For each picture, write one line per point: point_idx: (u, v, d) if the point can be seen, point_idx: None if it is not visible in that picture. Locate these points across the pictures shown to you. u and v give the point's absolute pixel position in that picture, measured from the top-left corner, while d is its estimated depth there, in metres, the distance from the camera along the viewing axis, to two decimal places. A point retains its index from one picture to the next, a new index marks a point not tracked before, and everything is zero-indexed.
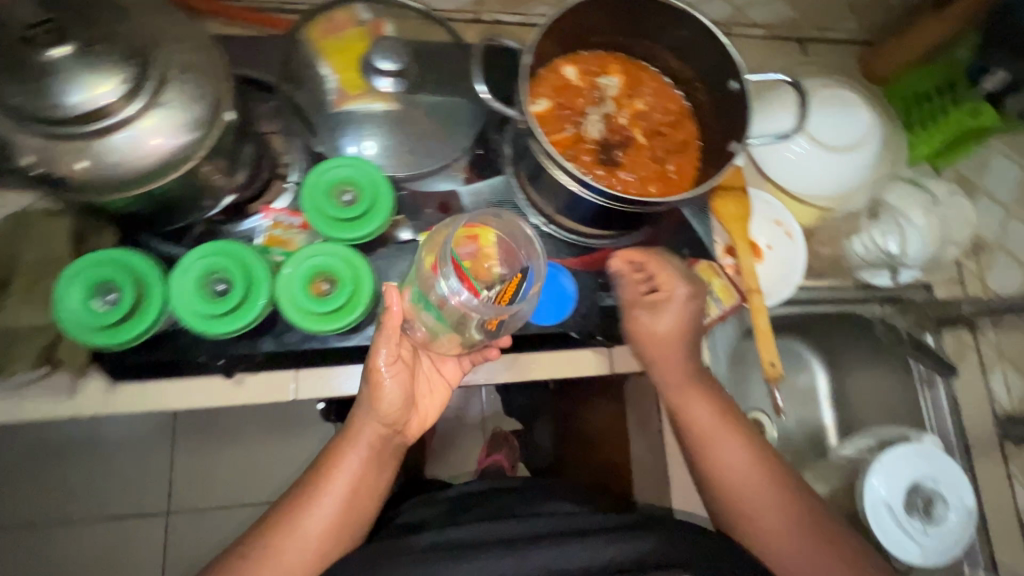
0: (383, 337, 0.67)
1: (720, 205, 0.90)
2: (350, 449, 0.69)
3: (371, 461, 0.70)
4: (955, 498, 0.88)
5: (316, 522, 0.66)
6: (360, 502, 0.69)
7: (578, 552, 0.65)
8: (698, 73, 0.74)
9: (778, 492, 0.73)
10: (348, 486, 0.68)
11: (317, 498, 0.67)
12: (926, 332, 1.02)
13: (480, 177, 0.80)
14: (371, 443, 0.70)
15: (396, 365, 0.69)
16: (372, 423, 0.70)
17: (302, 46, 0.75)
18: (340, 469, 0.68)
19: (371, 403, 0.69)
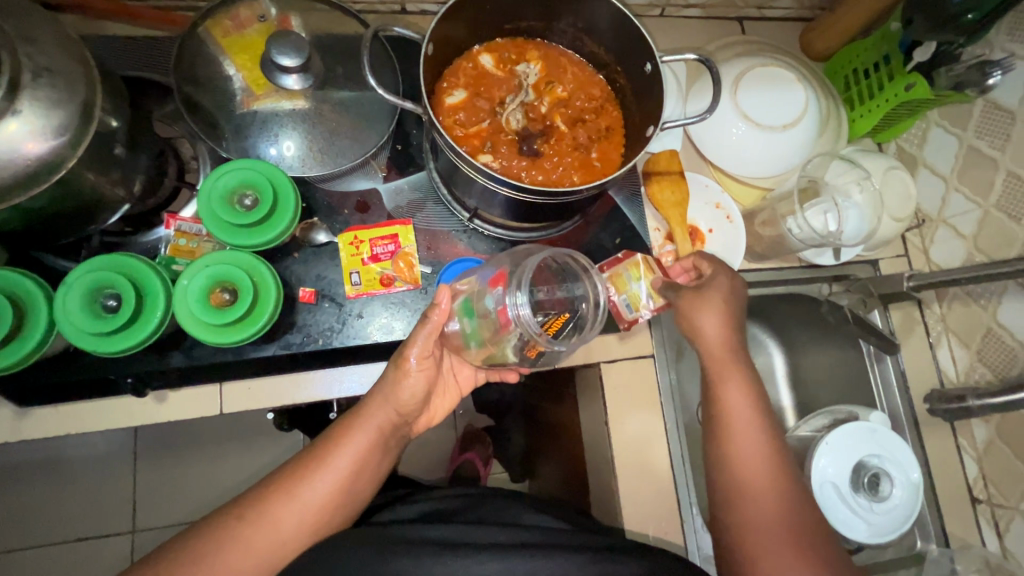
0: (423, 334, 0.67)
1: (656, 191, 0.89)
2: (362, 430, 0.67)
3: (379, 446, 0.68)
4: (902, 474, 0.88)
5: (312, 499, 0.63)
6: (359, 486, 0.67)
7: (528, 563, 0.60)
8: (615, 57, 0.72)
9: (715, 479, 0.72)
10: (350, 466, 0.66)
11: (317, 472, 0.65)
12: (872, 310, 1.02)
13: (401, 173, 0.77)
14: (384, 428, 0.69)
15: (426, 363, 0.69)
16: (387, 409, 0.69)
17: (202, 45, 0.72)
18: (347, 446, 0.66)
19: (394, 391, 0.69)
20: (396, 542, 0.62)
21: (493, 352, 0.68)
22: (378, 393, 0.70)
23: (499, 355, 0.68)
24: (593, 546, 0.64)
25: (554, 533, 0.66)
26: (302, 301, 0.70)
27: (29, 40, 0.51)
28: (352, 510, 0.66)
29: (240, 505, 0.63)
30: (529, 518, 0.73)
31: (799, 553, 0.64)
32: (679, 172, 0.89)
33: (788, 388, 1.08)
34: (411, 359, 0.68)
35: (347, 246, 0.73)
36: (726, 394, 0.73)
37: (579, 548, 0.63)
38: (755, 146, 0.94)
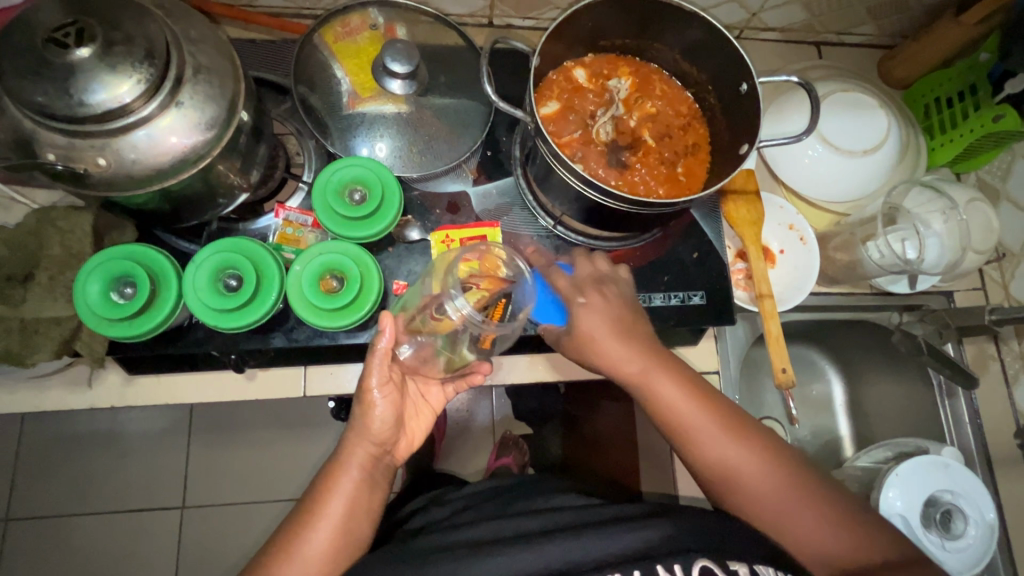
0: (375, 365, 0.66)
1: (732, 210, 0.90)
2: (340, 471, 0.66)
3: (364, 483, 0.66)
4: (976, 513, 0.85)
5: (319, 544, 0.61)
6: (358, 525, 0.65)
7: (558, 547, 0.62)
8: (708, 76, 0.75)
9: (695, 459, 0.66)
10: (346, 508, 0.64)
11: (315, 520, 0.62)
12: (947, 343, 0.98)
13: (489, 178, 0.81)
14: (362, 464, 0.67)
15: (388, 389, 0.68)
16: (363, 444, 0.68)
17: (317, 50, 0.78)
18: (333, 489, 0.65)
19: (361, 421, 0.68)
20: (427, 551, 0.65)
21: (451, 354, 0.71)
22: (352, 430, 0.69)
23: (458, 358, 0.72)
24: (669, 529, 0.61)
25: (591, 514, 0.68)
26: (394, 293, 0.74)
27: (192, 40, 0.56)
28: (356, 551, 0.64)
29: (308, 503, 0.65)
30: (568, 498, 0.76)
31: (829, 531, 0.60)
32: (754, 191, 0.91)
33: (846, 417, 1.11)
34: (373, 388, 0.67)
35: (439, 244, 0.76)
36: (656, 396, 0.68)
37: (644, 525, 0.62)
38: (831, 169, 0.94)
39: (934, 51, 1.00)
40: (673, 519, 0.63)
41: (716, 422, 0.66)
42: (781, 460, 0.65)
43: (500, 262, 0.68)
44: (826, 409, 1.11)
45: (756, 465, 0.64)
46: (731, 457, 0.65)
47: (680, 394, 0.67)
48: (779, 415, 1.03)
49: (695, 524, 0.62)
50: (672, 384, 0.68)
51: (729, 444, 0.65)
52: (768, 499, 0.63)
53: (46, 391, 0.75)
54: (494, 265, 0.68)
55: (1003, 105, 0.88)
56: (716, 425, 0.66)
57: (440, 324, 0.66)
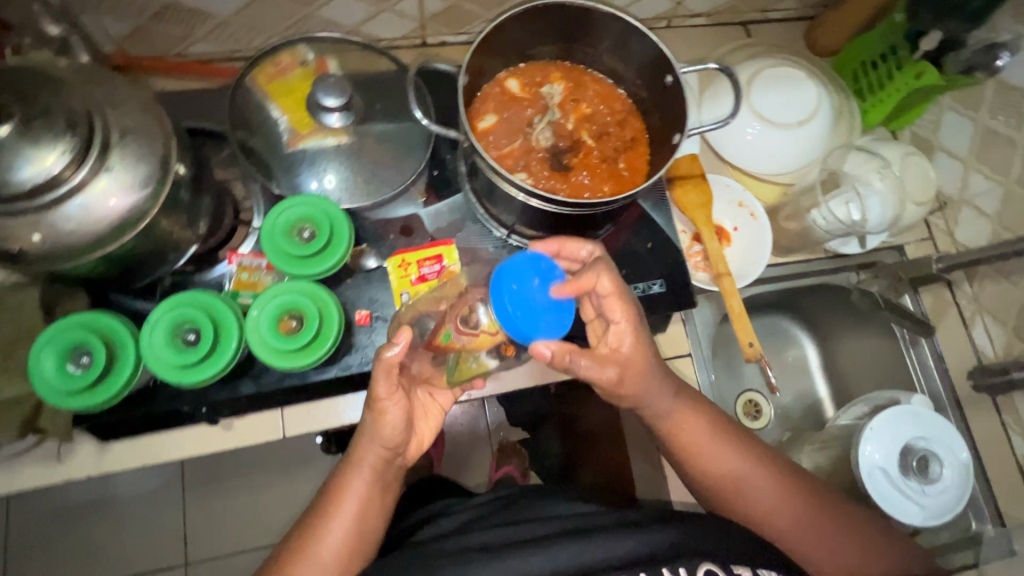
0: (381, 377, 0.63)
1: (681, 195, 0.93)
2: (353, 473, 0.67)
3: (375, 485, 0.67)
4: (949, 455, 0.89)
5: (334, 541, 0.65)
6: (369, 524, 0.67)
7: (564, 550, 0.63)
8: (635, 71, 0.77)
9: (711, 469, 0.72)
10: (358, 509, 0.66)
11: (330, 520, 0.65)
12: (903, 295, 1.04)
13: (439, 197, 0.82)
14: (374, 467, 0.67)
15: (396, 397, 0.65)
16: (374, 448, 0.67)
17: (251, 92, 0.78)
18: (348, 491, 0.66)
19: (371, 429, 0.66)
20: (439, 556, 0.66)
21: (467, 364, 0.71)
22: (363, 432, 0.67)
23: (475, 366, 0.72)
24: (675, 535, 0.64)
25: (596, 517, 0.69)
26: (358, 323, 0.74)
27: (114, 104, 0.57)
28: (368, 550, 0.67)
29: (315, 517, 0.67)
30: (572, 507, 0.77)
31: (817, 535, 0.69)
32: (700, 174, 0.94)
33: (824, 378, 1.13)
34: (381, 397, 0.65)
35: (397, 268, 0.77)
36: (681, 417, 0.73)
37: (650, 531, 0.64)
38: (771, 144, 0.97)
39: (853, 18, 1.04)
40: (674, 525, 0.65)
41: (723, 439, 0.73)
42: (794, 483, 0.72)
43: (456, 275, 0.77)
44: (803, 373, 1.14)
45: (757, 475, 0.71)
46: (751, 480, 0.71)
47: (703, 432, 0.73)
48: (760, 386, 1.09)
49: (696, 531, 0.64)
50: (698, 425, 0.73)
51: (733, 459, 0.72)
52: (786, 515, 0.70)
53: (18, 471, 0.73)
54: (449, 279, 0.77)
55: (925, 61, 0.94)
56: (720, 440, 0.72)
57: (478, 336, 0.68)
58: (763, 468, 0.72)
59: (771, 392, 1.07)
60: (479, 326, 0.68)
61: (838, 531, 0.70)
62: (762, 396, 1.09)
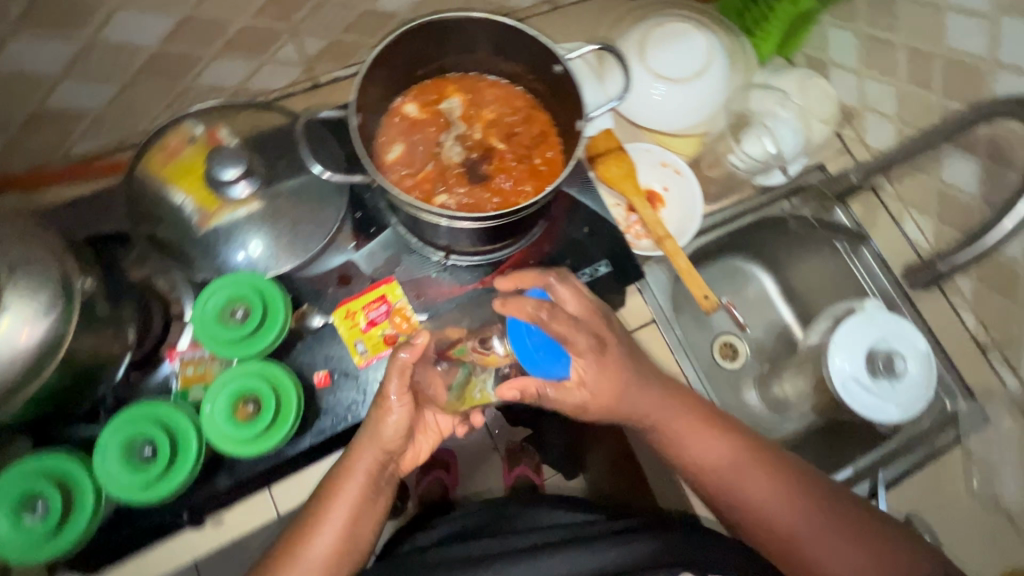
0: (395, 376, 0.64)
1: (605, 171, 0.94)
2: (347, 476, 0.65)
3: (370, 488, 0.65)
4: (909, 348, 0.93)
5: (321, 553, 0.62)
6: (362, 529, 0.65)
7: (545, 562, 0.67)
8: (525, 67, 0.77)
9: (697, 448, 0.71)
10: (351, 512, 0.65)
11: (320, 524, 0.63)
12: (834, 209, 1.08)
13: (368, 238, 0.80)
14: (370, 469, 0.65)
15: (406, 399, 0.65)
16: (371, 450, 0.66)
17: (148, 183, 0.75)
18: (340, 494, 0.65)
19: (372, 428, 0.65)
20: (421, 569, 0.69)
21: (474, 391, 0.77)
22: (363, 433, 0.67)
23: (479, 396, 0.77)
24: (658, 542, 0.67)
25: (582, 530, 0.72)
26: (319, 385, 0.73)
27: None
28: (357, 558, 0.65)
29: (297, 530, 0.65)
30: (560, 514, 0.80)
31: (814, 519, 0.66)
32: (618, 147, 0.95)
33: (785, 304, 1.18)
34: (390, 397, 0.64)
35: (344, 321, 0.76)
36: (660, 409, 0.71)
37: (635, 539, 0.68)
38: (679, 100, 0.98)
39: None
40: (663, 534, 0.69)
41: (707, 424, 0.72)
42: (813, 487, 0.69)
43: (408, 312, 0.78)
44: (765, 304, 1.18)
45: (743, 458, 0.70)
46: (743, 475, 0.69)
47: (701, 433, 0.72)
48: (731, 328, 1.16)
49: (678, 538, 0.68)
50: (699, 431, 0.72)
51: (718, 444, 0.71)
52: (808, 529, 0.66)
53: None
54: (401, 317, 0.77)
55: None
56: (702, 424, 0.72)
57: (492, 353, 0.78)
58: (748, 452, 0.70)
59: (742, 331, 1.14)
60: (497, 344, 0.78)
61: (841, 525, 0.65)
62: (736, 336, 1.16)
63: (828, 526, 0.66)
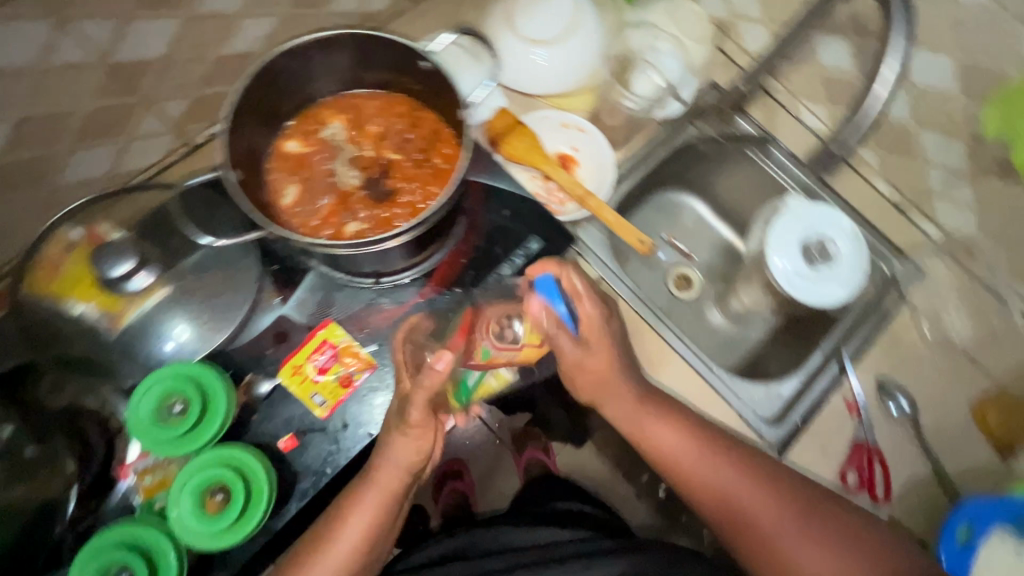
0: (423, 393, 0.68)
1: (510, 150, 0.95)
2: (365, 494, 0.67)
3: (381, 512, 0.67)
4: (837, 231, 0.97)
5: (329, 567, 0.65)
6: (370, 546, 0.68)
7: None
8: (395, 71, 0.75)
9: (659, 437, 0.79)
10: (365, 531, 0.66)
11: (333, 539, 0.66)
12: (736, 120, 1.09)
13: (293, 287, 0.77)
14: (388, 489, 0.67)
15: (426, 426, 0.69)
16: (393, 471, 0.68)
17: (35, 305, 0.69)
18: (358, 512, 0.66)
19: (392, 448, 0.68)
20: None
21: (489, 380, 0.81)
22: (382, 456, 0.68)
23: (495, 381, 0.82)
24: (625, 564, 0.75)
25: (558, 548, 0.79)
26: (288, 450, 0.70)
27: None
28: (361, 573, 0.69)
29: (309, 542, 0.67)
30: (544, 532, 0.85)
31: (764, 503, 0.75)
32: (515, 122, 0.95)
33: (721, 221, 1.22)
34: (411, 420, 0.68)
35: (292, 378, 0.73)
36: (615, 404, 0.81)
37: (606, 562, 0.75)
38: (561, 61, 0.98)
39: None
40: (631, 554, 0.76)
41: (658, 416, 0.80)
42: (791, 493, 0.76)
43: (356, 348, 0.75)
44: (703, 228, 1.22)
45: (694, 452, 0.78)
46: (703, 466, 0.78)
47: (670, 427, 0.80)
48: (681, 258, 1.21)
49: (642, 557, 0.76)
50: (658, 420, 0.80)
51: (671, 436, 0.79)
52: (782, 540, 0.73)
53: None
54: (349, 355, 0.75)
55: None
56: (656, 416, 0.80)
57: (520, 350, 0.82)
58: (695, 445, 0.78)
59: (691, 259, 1.20)
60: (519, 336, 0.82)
61: (793, 516, 0.74)
62: (687, 264, 1.21)
63: (789, 520, 0.74)
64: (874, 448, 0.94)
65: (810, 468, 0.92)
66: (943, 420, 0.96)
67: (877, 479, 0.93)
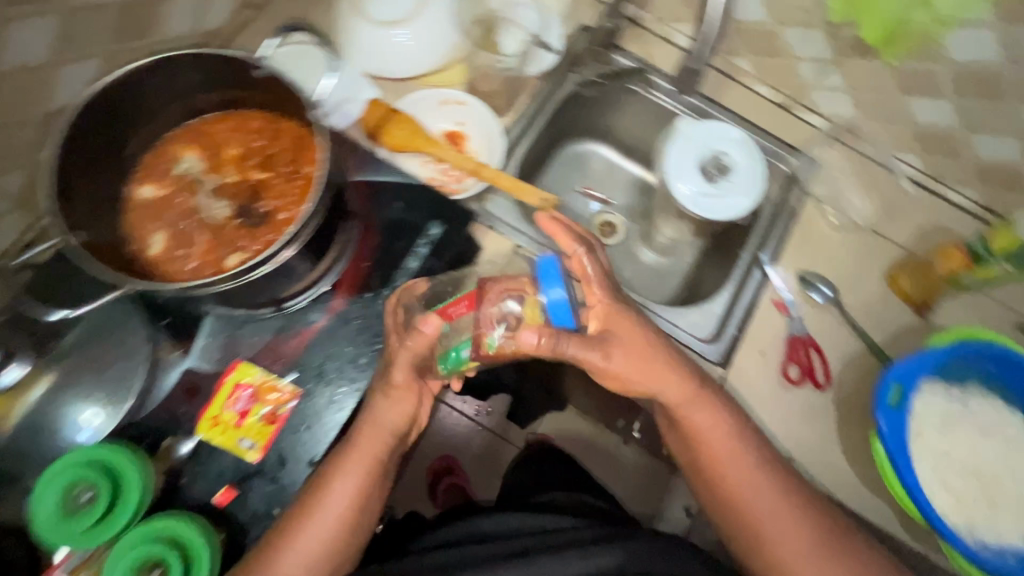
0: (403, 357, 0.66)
1: (391, 139, 0.90)
2: (350, 465, 0.64)
3: (370, 479, 0.65)
4: (727, 143, 1.00)
5: (316, 538, 0.63)
6: (362, 516, 0.66)
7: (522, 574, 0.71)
8: (234, 86, 0.70)
9: (701, 419, 0.75)
10: (351, 496, 0.64)
11: (319, 506, 0.64)
12: (613, 56, 1.09)
13: (192, 338, 0.72)
14: (375, 455, 0.65)
15: (409, 387, 0.68)
16: (379, 436, 0.66)
17: None
18: (341, 478, 0.64)
19: (377, 403, 0.68)
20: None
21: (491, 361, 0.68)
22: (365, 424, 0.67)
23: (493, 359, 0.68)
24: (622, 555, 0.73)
25: (552, 537, 0.77)
26: (226, 504, 0.67)
27: None
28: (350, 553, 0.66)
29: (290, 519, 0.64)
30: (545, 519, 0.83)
31: (777, 515, 0.72)
32: (389, 111, 0.91)
33: (628, 160, 1.24)
34: (394, 381, 0.67)
35: (213, 431, 0.69)
36: (654, 381, 0.73)
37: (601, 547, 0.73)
38: (426, 38, 0.96)
39: None
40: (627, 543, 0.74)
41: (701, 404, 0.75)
42: (807, 503, 0.73)
43: (275, 382, 0.72)
44: (613, 171, 1.24)
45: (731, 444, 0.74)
46: (736, 465, 0.74)
47: (710, 416, 0.75)
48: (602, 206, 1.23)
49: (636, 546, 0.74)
50: (696, 410, 0.75)
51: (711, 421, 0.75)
52: (770, 529, 0.72)
53: None
54: (269, 392, 0.71)
55: None
56: (700, 405, 0.75)
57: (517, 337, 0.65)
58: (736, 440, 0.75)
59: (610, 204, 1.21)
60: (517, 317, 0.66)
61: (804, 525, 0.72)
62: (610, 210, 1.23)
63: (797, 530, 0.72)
64: (809, 339, 0.97)
65: (756, 374, 0.96)
66: (864, 297, 1.01)
67: (816, 366, 0.97)
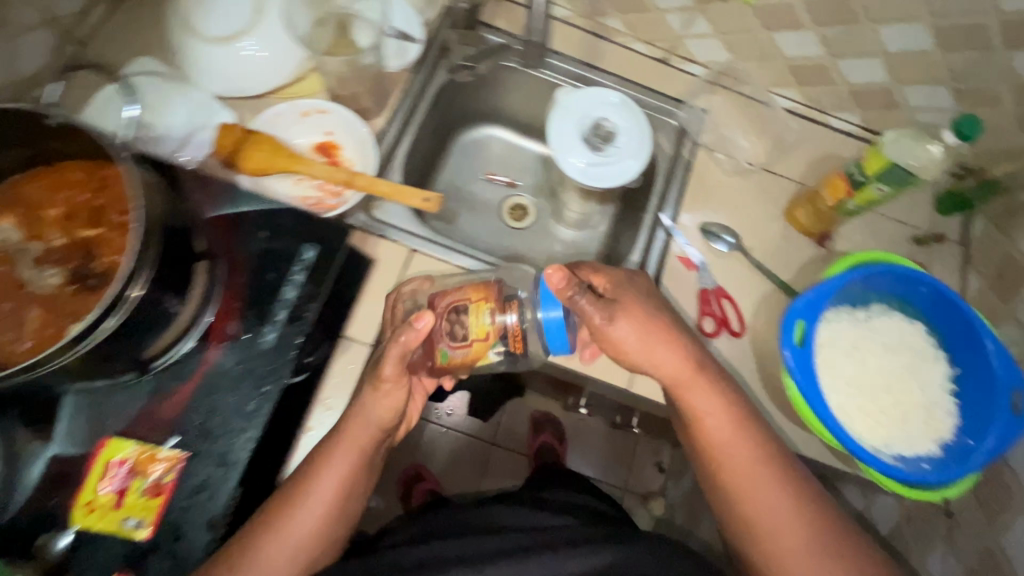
0: (393, 351, 0.66)
1: (250, 163, 0.82)
2: (337, 458, 0.66)
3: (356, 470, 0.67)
4: (606, 109, 0.98)
5: (307, 521, 0.64)
6: (345, 507, 0.68)
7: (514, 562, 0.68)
8: (35, 140, 0.63)
9: (701, 398, 0.71)
10: (336, 489, 0.66)
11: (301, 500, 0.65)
12: (483, 35, 1.05)
13: (54, 422, 0.66)
14: (359, 450, 0.67)
15: (399, 380, 0.68)
16: (366, 433, 0.68)
17: None
18: (327, 471, 0.66)
19: (366, 398, 0.68)
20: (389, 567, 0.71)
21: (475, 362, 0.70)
22: (350, 419, 0.68)
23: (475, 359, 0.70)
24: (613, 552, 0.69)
25: (540, 536, 0.74)
26: None
27: None
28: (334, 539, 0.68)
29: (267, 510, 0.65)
30: (542, 519, 0.81)
31: (782, 516, 0.66)
32: (239, 134, 0.82)
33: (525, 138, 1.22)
34: (384, 377, 0.67)
35: (91, 516, 0.64)
36: (658, 356, 0.72)
37: (590, 545, 0.70)
38: (273, 46, 0.87)
39: None
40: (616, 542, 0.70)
41: (704, 381, 0.71)
42: (803, 497, 0.67)
43: (155, 450, 0.68)
44: (512, 153, 1.22)
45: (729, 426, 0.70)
46: (730, 450, 0.69)
47: (712, 395, 0.72)
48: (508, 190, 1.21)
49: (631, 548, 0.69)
50: (695, 387, 0.71)
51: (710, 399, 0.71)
52: (765, 521, 0.67)
53: None
54: (150, 461, 0.67)
55: None
56: (702, 383, 0.71)
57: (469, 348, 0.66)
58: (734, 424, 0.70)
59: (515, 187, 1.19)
60: (467, 323, 0.66)
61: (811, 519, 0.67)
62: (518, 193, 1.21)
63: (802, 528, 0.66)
64: (718, 289, 0.97)
65: None
66: (768, 237, 1.02)
67: (730, 314, 0.96)
